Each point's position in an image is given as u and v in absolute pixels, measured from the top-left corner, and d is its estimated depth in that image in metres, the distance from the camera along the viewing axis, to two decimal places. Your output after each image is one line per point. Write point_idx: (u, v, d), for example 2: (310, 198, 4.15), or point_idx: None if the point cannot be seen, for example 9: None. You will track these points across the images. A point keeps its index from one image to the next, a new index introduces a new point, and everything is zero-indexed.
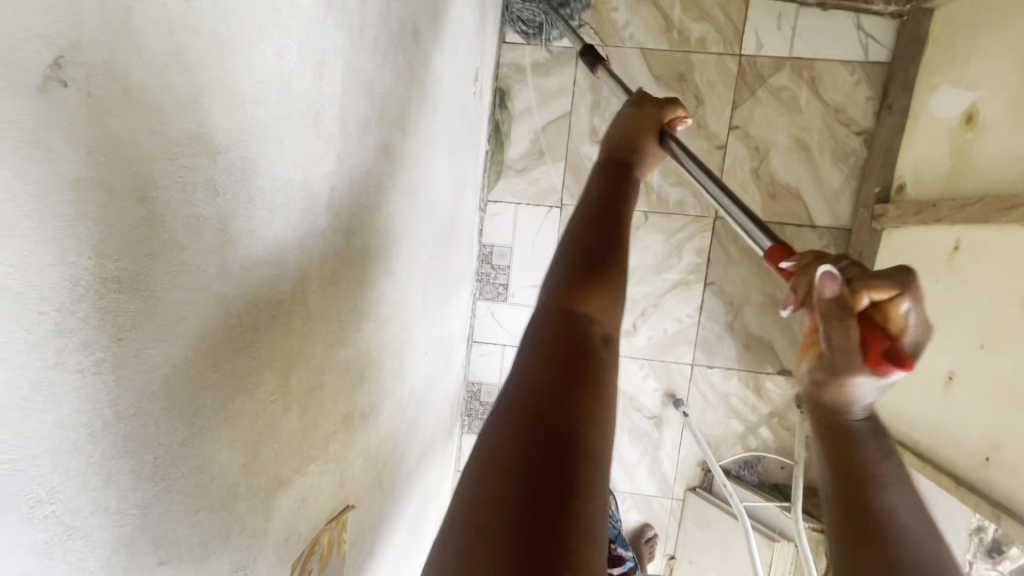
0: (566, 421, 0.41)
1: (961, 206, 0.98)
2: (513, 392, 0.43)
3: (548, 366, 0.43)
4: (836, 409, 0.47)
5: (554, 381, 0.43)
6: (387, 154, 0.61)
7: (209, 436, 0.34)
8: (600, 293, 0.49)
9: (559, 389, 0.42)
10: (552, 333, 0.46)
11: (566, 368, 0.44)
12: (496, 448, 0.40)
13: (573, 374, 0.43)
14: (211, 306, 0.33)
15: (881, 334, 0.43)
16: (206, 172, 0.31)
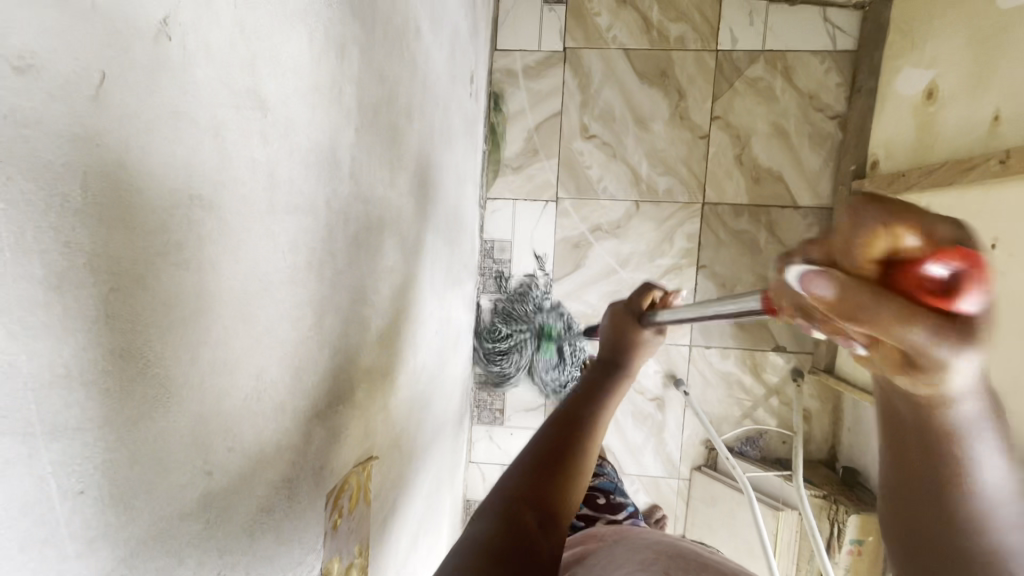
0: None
1: (927, 172, 1.05)
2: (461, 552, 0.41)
3: (498, 528, 0.42)
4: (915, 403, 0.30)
5: (500, 542, 0.41)
6: (398, 139, 0.69)
7: (263, 351, 0.41)
8: (565, 469, 0.49)
9: (504, 555, 0.40)
10: (504, 510, 0.44)
11: (512, 537, 0.42)
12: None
13: (516, 550, 0.41)
14: (262, 238, 0.40)
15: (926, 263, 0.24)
16: (261, 124, 0.38)
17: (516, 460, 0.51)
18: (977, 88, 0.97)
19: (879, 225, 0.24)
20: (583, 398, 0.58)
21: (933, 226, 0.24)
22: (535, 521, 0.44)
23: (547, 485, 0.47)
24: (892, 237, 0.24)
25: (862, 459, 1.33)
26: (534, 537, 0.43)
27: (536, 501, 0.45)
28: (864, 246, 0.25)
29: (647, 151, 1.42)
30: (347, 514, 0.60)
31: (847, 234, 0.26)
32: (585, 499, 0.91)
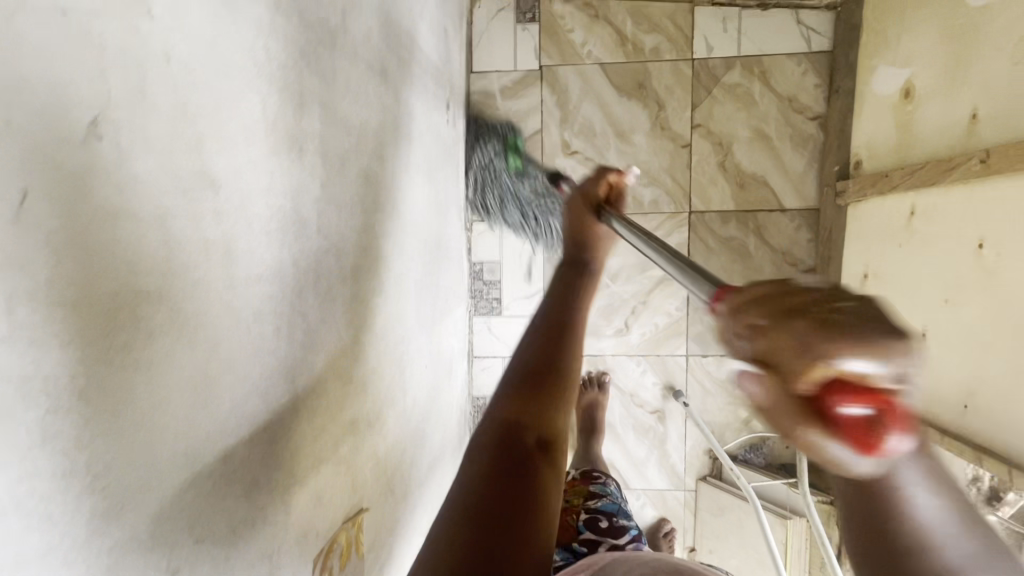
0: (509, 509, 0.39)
1: (910, 172, 1.04)
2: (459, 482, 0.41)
3: (492, 455, 0.42)
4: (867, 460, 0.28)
5: (496, 470, 0.41)
6: (369, 183, 0.68)
7: (232, 431, 0.40)
8: (552, 380, 0.48)
9: (502, 483, 0.40)
10: (496, 433, 0.44)
11: (516, 461, 0.42)
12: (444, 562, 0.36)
13: (513, 473, 0.41)
14: (223, 317, 0.39)
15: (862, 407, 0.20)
16: (212, 202, 0.37)
17: (503, 378, 0.49)
18: (954, 85, 0.96)
19: (821, 348, 0.20)
20: (561, 306, 0.57)
21: (876, 361, 0.20)
22: (538, 441, 0.44)
23: (542, 404, 0.47)
24: (831, 367, 0.20)
25: None
26: (537, 457, 0.43)
27: (531, 420, 0.45)
28: (799, 370, 0.21)
29: (630, 163, 1.41)
30: (337, 573, 0.59)
31: (779, 349, 0.22)
32: (587, 523, 0.89)
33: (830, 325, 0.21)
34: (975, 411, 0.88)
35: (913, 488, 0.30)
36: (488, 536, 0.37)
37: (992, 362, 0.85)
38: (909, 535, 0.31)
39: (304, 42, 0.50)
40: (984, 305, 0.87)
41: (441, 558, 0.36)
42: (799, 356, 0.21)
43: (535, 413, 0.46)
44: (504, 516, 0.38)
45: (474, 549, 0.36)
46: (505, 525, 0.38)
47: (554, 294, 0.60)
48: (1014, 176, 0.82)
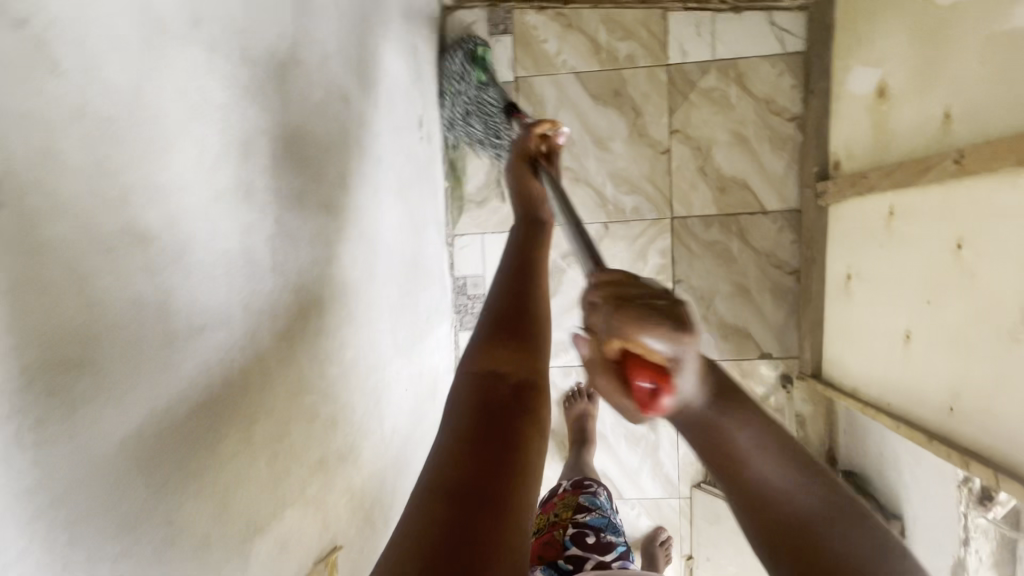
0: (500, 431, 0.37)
1: (887, 173, 1.03)
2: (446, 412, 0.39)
3: (478, 383, 0.40)
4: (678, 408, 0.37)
5: (482, 395, 0.39)
6: (330, 211, 0.66)
7: (174, 491, 0.39)
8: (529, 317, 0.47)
9: (491, 409, 0.39)
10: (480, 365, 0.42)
11: (500, 390, 0.40)
12: (423, 535, 0.31)
13: (500, 399, 0.40)
14: (161, 375, 0.37)
15: (647, 371, 0.35)
16: (143, 257, 0.36)
17: (473, 334, 0.45)
18: (926, 85, 0.96)
19: (620, 330, 0.36)
20: (524, 263, 0.55)
21: (663, 346, 0.35)
22: (514, 397, 0.40)
23: (516, 358, 0.43)
24: (627, 341, 0.36)
25: (862, 462, 1.30)
26: (517, 414, 0.39)
27: (513, 353, 0.44)
28: (614, 341, 0.37)
29: (609, 171, 1.40)
30: None
31: (613, 327, 0.37)
32: (573, 538, 0.87)
33: (640, 317, 0.36)
34: (961, 414, 0.87)
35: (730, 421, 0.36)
36: (470, 504, 0.33)
37: (975, 363, 0.84)
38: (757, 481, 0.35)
39: (250, 78, 0.49)
40: (965, 307, 0.86)
41: (438, 480, 0.34)
42: (619, 333, 0.36)
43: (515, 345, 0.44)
44: (488, 482, 0.34)
45: (458, 521, 0.32)
46: (489, 491, 0.33)
47: (517, 257, 0.58)
48: (990, 176, 0.81)
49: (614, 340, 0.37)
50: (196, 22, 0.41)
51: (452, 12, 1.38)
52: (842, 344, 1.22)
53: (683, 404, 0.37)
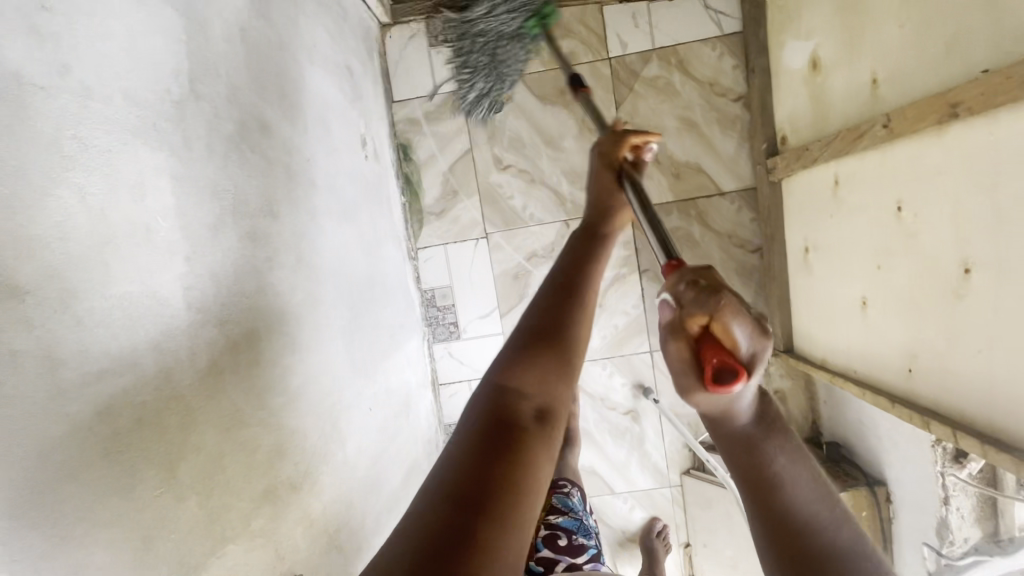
0: (512, 444, 0.40)
1: (827, 144, 1.04)
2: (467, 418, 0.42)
3: (499, 393, 0.43)
4: (729, 407, 0.45)
5: (502, 404, 0.43)
6: (256, 241, 0.66)
7: (77, 541, 0.38)
8: (558, 336, 0.49)
9: (506, 420, 0.41)
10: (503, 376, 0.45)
11: (518, 400, 0.43)
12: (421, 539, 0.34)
13: (514, 409, 0.42)
14: (50, 426, 0.37)
15: (725, 352, 0.43)
16: (18, 312, 0.36)
17: (504, 347, 0.49)
18: (853, 53, 0.96)
19: (714, 311, 0.43)
20: (569, 273, 0.56)
21: (747, 340, 0.43)
22: (539, 410, 0.43)
23: (546, 372, 0.46)
24: (717, 322, 0.43)
25: (844, 431, 1.30)
26: (534, 429, 0.42)
27: (537, 368, 0.46)
28: (700, 319, 0.44)
29: (564, 170, 1.41)
30: None
31: (705, 306, 0.44)
32: (546, 540, 0.86)
33: (737, 310, 0.43)
34: (919, 375, 0.87)
35: (779, 457, 0.45)
36: (473, 504, 0.36)
37: (926, 323, 0.84)
38: (794, 507, 0.43)
39: (140, 121, 0.49)
40: (913, 269, 0.86)
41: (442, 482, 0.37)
42: (711, 314, 0.43)
43: (540, 361, 0.46)
44: (494, 489, 0.37)
45: (455, 523, 0.35)
46: (494, 494, 0.36)
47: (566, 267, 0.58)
48: (917, 138, 0.82)
49: (702, 317, 0.44)
50: (65, 71, 0.41)
51: (391, 29, 1.38)
52: (807, 317, 1.23)
53: (745, 399, 0.44)
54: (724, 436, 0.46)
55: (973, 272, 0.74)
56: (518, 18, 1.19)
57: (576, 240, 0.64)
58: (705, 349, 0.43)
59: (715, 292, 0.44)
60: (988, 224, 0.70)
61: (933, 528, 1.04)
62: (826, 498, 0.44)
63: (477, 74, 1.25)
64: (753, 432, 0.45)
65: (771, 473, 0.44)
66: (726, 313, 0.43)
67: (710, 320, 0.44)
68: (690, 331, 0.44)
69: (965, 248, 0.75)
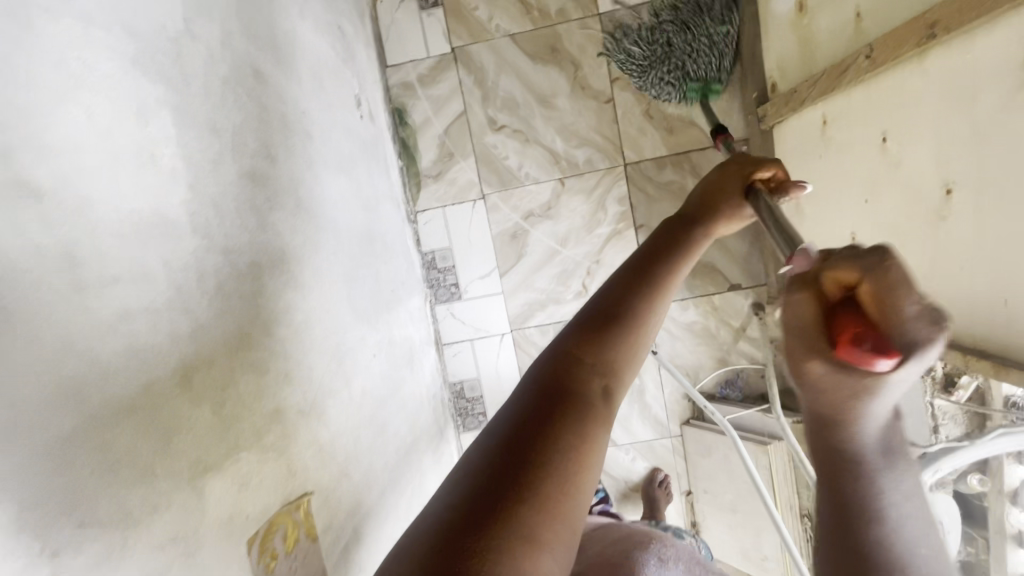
0: (563, 419, 0.44)
1: (815, 85, 1.05)
2: (528, 384, 0.47)
3: (557, 372, 0.47)
4: (847, 405, 0.39)
5: (558, 380, 0.46)
6: (256, 181, 0.70)
7: (107, 420, 0.42)
8: (621, 326, 0.51)
9: (560, 394, 0.45)
10: (562, 357, 0.48)
11: (575, 382, 0.47)
12: (474, 483, 0.40)
13: (567, 386, 0.46)
14: (70, 315, 0.41)
15: (868, 327, 0.36)
16: (35, 209, 0.39)
17: (573, 322, 0.52)
18: None
19: (867, 274, 0.35)
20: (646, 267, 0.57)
21: (902, 320, 0.34)
22: (597, 387, 0.47)
23: (609, 353, 0.49)
24: (866, 288, 0.35)
25: None
26: (591, 407, 0.45)
27: (595, 355, 0.49)
28: (844, 280, 0.37)
29: (558, 128, 1.42)
30: (284, 555, 0.61)
31: (858, 267, 0.36)
32: None
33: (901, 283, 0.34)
34: None
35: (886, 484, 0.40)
36: (522, 456, 0.41)
37: (912, 249, 0.86)
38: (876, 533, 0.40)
39: (139, 52, 0.52)
40: (898, 198, 0.88)
41: (499, 435, 0.43)
42: (865, 274, 0.35)
43: (600, 350, 0.49)
44: (544, 448, 0.42)
45: (506, 475, 0.40)
46: (543, 453, 0.41)
47: (643, 260, 0.58)
48: (898, 67, 0.83)
49: (851, 275, 0.36)
50: None
51: None
52: None
53: (882, 397, 0.37)
54: (828, 440, 0.41)
55: (954, 192, 0.76)
56: (677, 97, 1.34)
57: (662, 234, 0.61)
58: (841, 317, 0.37)
59: (871, 253, 0.35)
60: (967, 143, 0.72)
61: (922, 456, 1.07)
62: (927, 547, 0.40)
63: (667, 39, 1.26)
64: (871, 452, 0.41)
65: (868, 497, 0.40)
66: (883, 281, 0.34)
67: (862, 282, 0.36)
68: (825, 288, 0.37)
69: (946, 170, 0.77)
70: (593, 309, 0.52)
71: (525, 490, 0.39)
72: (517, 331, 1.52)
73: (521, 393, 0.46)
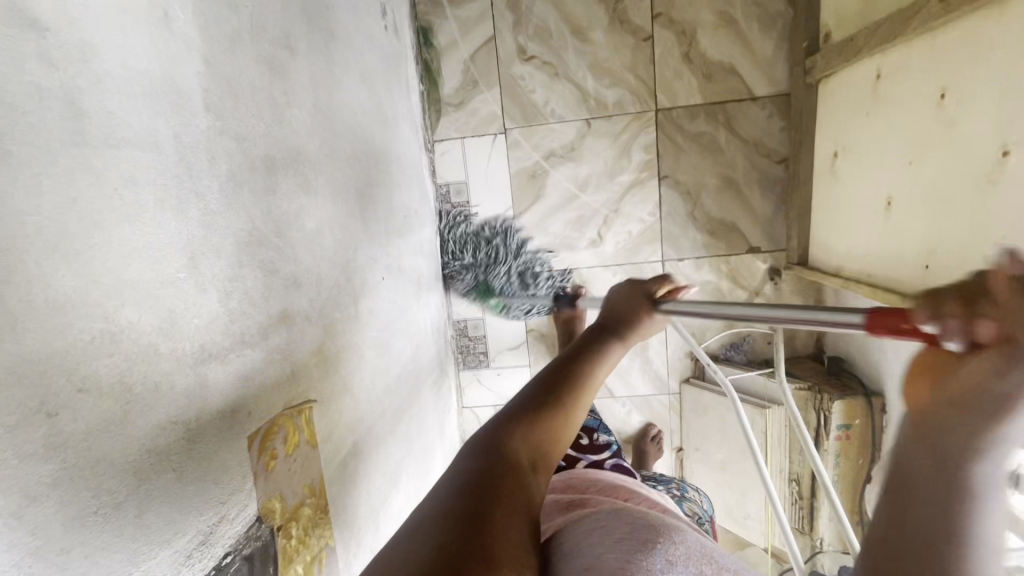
0: (494, 496, 0.38)
1: (874, 33, 0.97)
2: (461, 465, 0.41)
3: (488, 454, 0.42)
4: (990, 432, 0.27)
5: (491, 462, 0.41)
6: (274, 71, 0.65)
7: (109, 290, 0.40)
8: (552, 413, 0.47)
9: (493, 469, 0.40)
10: (492, 440, 0.43)
11: (507, 461, 0.41)
12: (413, 544, 0.33)
13: (501, 465, 0.41)
14: (74, 170, 0.37)
15: None
16: (36, 45, 0.35)
17: (504, 411, 0.47)
18: None
19: None
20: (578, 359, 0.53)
21: None
22: (526, 455, 0.43)
23: (541, 433, 0.45)
24: None
25: (847, 346, 1.31)
26: (521, 487, 0.40)
27: (528, 438, 0.44)
28: None
29: (590, 64, 1.34)
30: (284, 457, 0.61)
31: None
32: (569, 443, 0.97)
33: None
34: (935, 271, 0.86)
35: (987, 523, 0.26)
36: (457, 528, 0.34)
37: (950, 216, 0.82)
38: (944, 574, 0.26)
39: None
40: (946, 161, 0.83)
41: (432, 511, 0.37)
42: None
43: (533, 434, 0.44)
44: (487, 512, 0.36)
45: (451, 535, 0.34)
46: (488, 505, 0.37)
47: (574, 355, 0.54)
48: (971, 15, 0.76)
49: None
50: None
51: None
52: (830, 225, 1.21)
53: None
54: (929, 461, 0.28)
55: (1010, 155, 0.71)
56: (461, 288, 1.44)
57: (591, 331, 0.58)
58: None
59: None
60: None
61: None
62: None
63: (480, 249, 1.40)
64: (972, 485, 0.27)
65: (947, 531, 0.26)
66: None
67: None
68: None
69: (1005, 129, 0.71)
70: (523, 399, 0.48)
71: (480, 542, 0.33)
72: None
73: (453, 476, 0.40)
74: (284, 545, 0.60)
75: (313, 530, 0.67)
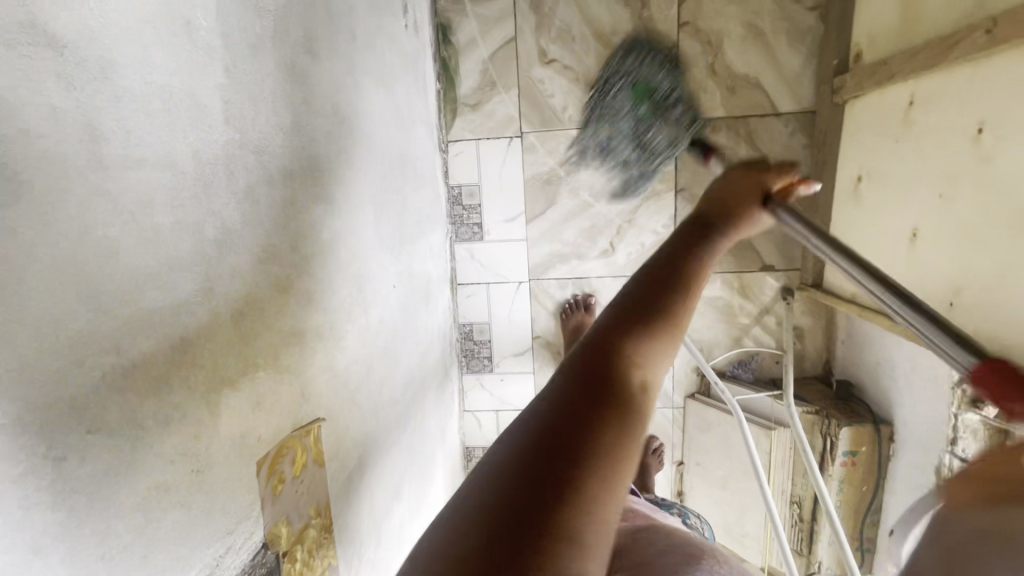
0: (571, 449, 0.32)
1: (910, 57, 0.94)
2: (534, 407, 0.35)
3: (565, 392, 0.35)
4: None
5: (566, 403, 0.34)
6: (295, 78, 0.62)
7: (121, 322, 0.38)
8: (643, 334, 0.38)
9: (570, 414, 0.34)
10: (572, 373, 0.36)
11: (589, 400, 0.34)
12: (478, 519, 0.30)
13: (581, 406, 0.34)
14: (89, 198, 0.35)
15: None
16: (55, 65, 0.33)
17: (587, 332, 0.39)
18: None
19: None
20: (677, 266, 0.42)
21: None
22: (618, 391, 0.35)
23: (629, 363, 0.36)
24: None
25: (856, 370, 1.29)
26: (610, 432, 0.33)
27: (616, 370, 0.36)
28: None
29: None
30: (291, 480, 0.59)
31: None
32: None
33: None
34: (959, 309, 0.84)
35: None
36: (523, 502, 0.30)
37: (980, 254, 0.80)
38: None
39: None
40: (979, 197, 0.81)
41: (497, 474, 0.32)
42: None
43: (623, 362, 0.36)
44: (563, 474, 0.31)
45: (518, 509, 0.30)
46: (576, 471, 0.31)
47: (671, 258, 0.43)
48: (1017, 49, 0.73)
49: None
50: None
51: None
52: None
53: None
54: None
55: None
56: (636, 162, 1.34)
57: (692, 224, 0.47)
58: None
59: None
60: None
61: (932, 463, 1.05)
62: None
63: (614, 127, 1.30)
64: None
65: None
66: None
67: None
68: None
69: None
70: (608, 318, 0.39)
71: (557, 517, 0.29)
72: (536, 282, 1.47)
73: (524, 424, 0.35)
74: (289, 569, 0.59)
75: (317, 551, 0.65)
